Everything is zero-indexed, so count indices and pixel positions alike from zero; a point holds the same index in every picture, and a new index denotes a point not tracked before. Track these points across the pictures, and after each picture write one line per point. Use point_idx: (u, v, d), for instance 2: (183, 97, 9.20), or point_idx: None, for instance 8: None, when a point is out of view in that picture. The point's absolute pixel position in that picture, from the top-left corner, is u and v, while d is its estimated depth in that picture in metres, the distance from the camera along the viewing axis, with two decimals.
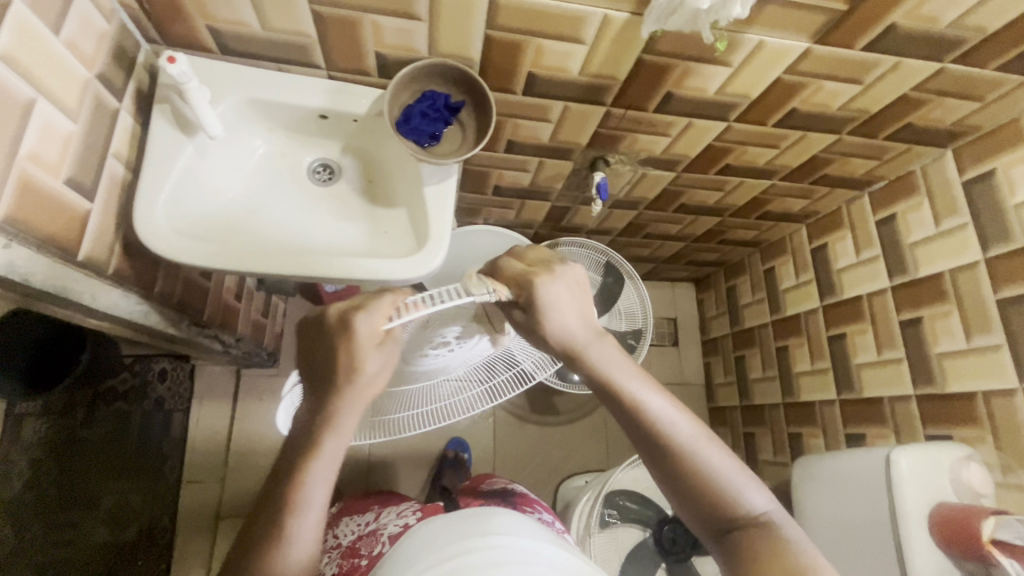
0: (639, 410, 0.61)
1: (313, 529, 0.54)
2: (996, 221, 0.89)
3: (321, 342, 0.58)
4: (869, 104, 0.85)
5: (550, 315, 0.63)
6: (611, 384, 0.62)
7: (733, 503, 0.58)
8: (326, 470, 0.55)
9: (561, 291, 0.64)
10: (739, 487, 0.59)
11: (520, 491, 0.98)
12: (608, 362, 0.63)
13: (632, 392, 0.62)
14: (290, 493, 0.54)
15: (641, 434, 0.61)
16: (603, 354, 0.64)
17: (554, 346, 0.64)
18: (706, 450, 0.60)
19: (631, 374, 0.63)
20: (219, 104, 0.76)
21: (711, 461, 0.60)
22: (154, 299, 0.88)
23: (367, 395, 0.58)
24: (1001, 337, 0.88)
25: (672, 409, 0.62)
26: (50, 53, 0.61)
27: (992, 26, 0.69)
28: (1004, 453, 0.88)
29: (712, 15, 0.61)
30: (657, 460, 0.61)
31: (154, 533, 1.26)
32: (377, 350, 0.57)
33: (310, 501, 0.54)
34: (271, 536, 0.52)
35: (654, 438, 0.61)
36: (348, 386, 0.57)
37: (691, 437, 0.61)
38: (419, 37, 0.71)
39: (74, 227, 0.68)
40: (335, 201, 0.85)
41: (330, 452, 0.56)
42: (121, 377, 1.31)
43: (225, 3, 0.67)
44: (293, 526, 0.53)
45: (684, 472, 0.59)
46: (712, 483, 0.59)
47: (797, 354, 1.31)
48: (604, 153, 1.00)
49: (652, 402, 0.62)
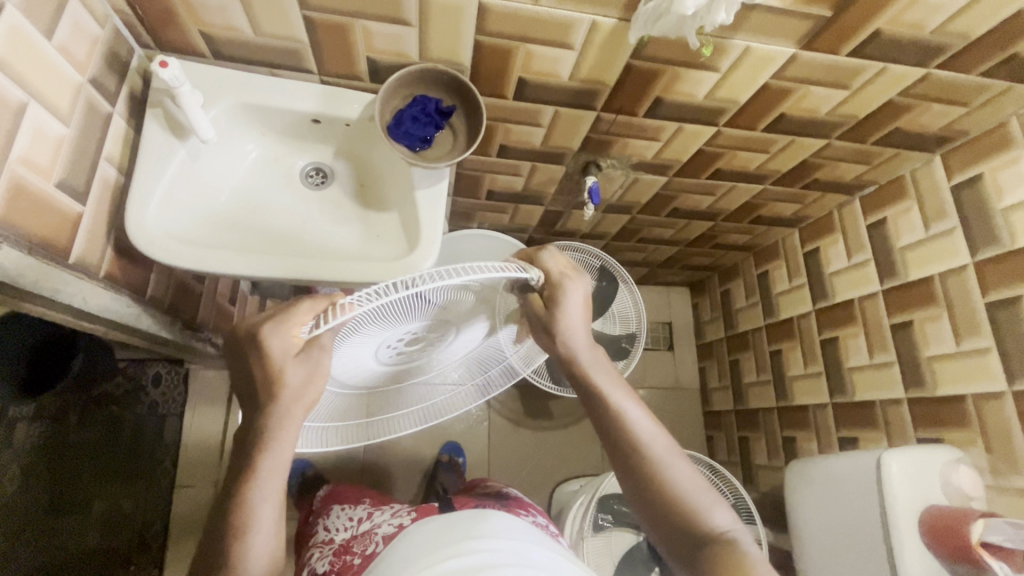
0: (618, 418, 0.64)
1: (266, 548, 0.55)
2: (984, 225, 0.90)
3: (249, 357, 0.57)
4: (856, 110, 0.86)
5: (569, 313, 0.65)
6: (597, 390, 0.66)
7: (696, 516, 0.58)
8: (272, 488, 0.56)
9: (582, 301, 0.66)
10: (704, 502, 0.59)
11: (515, 495, 0.98)
12: (599, 374, 0.67)
13: (614, 401, 0.65)
14: (238, 515, 0.54)
15: (615, 442, 0.64)
16: (596, 365, 0.67)
17: (558, 346, 0.67)
18: (675, 465, 0.62)
19: (615, 385, 0.67)
20: (211, 108, 0.76)
21: (676, 475, 0.61)
22: (146, 302, 0.88)
23: (298, 409, 0.57)
24: (990, 340, 0.89)
25: (650, 422, 0.65)
26: (42, 57, 0.62)
27: (975, 32, 0.70)
28: (993, 456, 0.88)
29: (697, 20, 0.62)
30: (626, 468, 0.63)
31: (147, 539, 1.26)
32: (295, 361, 0.56)
33: (262, 520, 0.55)
34: (227, 556, 0.53)
35: (626, 446, 0.63)
36: (279, 403, 0.56)
37: (663, 450, 0.62)
38: (410, 42, 0.72)
39: (65, 229, 0.68)
40: (328, 205, 0.86)
41: (273, 470, 0.56)
42: (115, 381, 1.31)
43: (217, 9, 0.67)
44: (247, 543, 0.54)
45: (649, 480, 0.61)
46: (676, 495, 0.60)
47: (791, 359, 1.31)
48: (595, 157, 1.00)
49: (631, 412, 0.65)
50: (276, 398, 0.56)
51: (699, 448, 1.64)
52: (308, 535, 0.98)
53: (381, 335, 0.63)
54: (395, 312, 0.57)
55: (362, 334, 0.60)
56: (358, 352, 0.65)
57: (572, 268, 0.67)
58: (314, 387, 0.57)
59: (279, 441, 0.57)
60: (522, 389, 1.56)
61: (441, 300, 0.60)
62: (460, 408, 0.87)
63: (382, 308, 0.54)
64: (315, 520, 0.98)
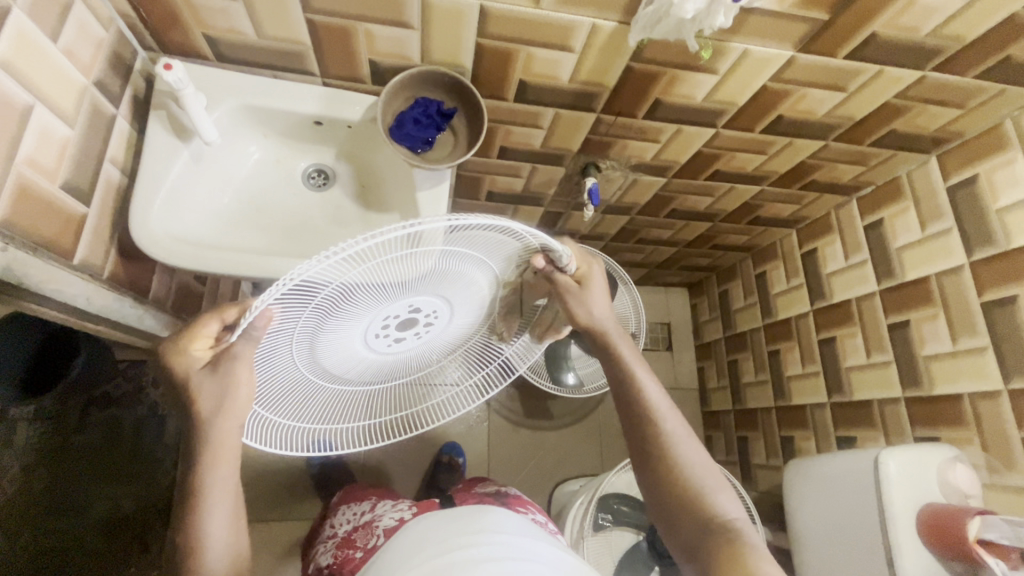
0: (640, 397, 0.65)
1: (223, 545, 0.58)
2: (979, 226, 0.91)
3: (176, 375, 0.57)
4: (853, 111, 0.87)
5: (592, 290, 0.66)
6: (623, 364, 0.67)
7: (702, 501, 0.59)
8: (219, 499, 0.58)
9: (603, 277, 0.67)
10: (711, 488, 0.60)
11: (515, 492, 0.98)
12: (625, 348, 0.68)
13: (638, 382, 0.66)
14: (191, 526, 0.57)
15: (633, 417, 0.65)
16: (623, 341, 0.68)
17: (581, 325, 0.67)
18: (690, 452, 0.62)
19: (641, 365, 0.68)
20: (214, 110, 0.77)
21: (688, 458, 0.62)
22: (150, 303, 0.89)
23: (228, 421, 0.57)
24: (986, 339, 0.90)
25: (670, 407, 0.65)
26: (48, 60, 0.63)
27: (970, 35, 0.71)
28: (990, 455, 0.89)
29: (697, 24, 0.63)
30: (640, 445, 0.64)
31: (147, 540, 1.27)
32: (208, 380, 0.55)
33: (209, 530, 0.57)
34: (186, 559, 0.57)
35: (643, 423, 0.64)
36: (209, 422, 0.56)
37: (679, 432, 0.63)
38: (412, 45, 0.73)
39: (70, 231, 0.69)
40: (329, 206, 0.86)
41: (218, 482, 0.58)
42: (115, 382, 1.31)
43: (220, 11, 0.68)
44: (203, 547, 0.57)
45: (661, 459, 0.62)
46: (686, 478, 0.61)
47: (789, 358, 1.32)
48: (595, 159, 1.01)
49: (651, 390, 0.66)
50: (200, 417, 0.56)
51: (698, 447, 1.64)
52: (317, 535, 0.99)
53: (365, 325, 0.62)
54: (376, 294, 0.57)
55: (343, 319, 0.58)
56: (344, 344, 0.64)
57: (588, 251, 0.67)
58: (241, 400, 0.56)
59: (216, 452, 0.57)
60: (522, 390, 1.57)
61: (433, 275, 0.59)
62: (458, 409, 0.86)
63: (370, 280, 0.53)
64: (324, 520, 1.00)
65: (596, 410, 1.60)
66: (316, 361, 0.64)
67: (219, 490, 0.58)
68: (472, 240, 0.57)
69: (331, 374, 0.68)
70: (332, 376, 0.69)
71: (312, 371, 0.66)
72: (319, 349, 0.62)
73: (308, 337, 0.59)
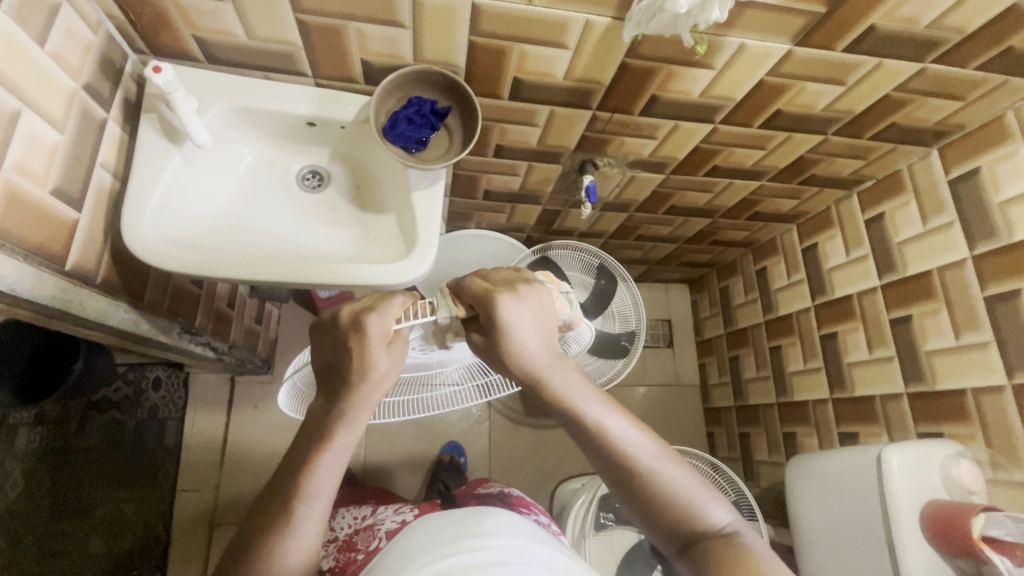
0: (599, 436, 0.57)
1: (308, 542, 0.52)
2: (982, 220, 0.90)
3: (343, 342, 0.57)
4: (852, 105, 0.86)
5: (514, 336, 0.58)
6: (571, 407, 0.58)
7: (693, 519, 0.55)
8: (327, 485, 0.53)
9: (525, 314, 0.59)
10: (699, 502, 0.55)
11: (517, 494, 0.96)
12: (570, 389, 0.58)
13: (592, 417, 0.57)
14: (289, 502, 0.52)
15: (601, 458, 0.57)
16: (564, 377, 0.59)
17: (516, 373, 0.60)
18: (670, 470, 0.56)
19: (590, 397, 0.58)
20: (205, 113, 0.76)
21: (670, 479, 0.56)
22: (144, 308, 0.88)
23: (375, 399, 0.57)
24: (990, 334, 0.89)
25: (634, 431, 0.58)
26: (35, 65, 0.62)
27: (971, 26, 0.70)
28: (994, 450, 0.88)
29: (691, 19, 0.62)
30: (616, 479, 0.57)
31: (148, 543, 1.26)
32: (384, 352, 0.57)
33: (306, 514, 0.52)
34: (269, 546, 0.50)
35: (611, 458, 0.57)
36: (355, 390, 0.56)
37: (651, 454, 0.57)
38: (404, 44, 0.72)
39: (62, 237, 0.68)
40: (324, 208, 0.86)
41: (335, 461, 0.54)
42: (115, 386, 1.32)
43: (210, 13, 0.67)
44: (289, 541, 0.51)
45: (641, 489, 0.56)
46: (676, 502, 0.55)
47: (791, 354, 1.31)
48: (592, 156, 1.00)
49: (608, 421, 0.58)
50: (355, 389, 0.56)
51: (701, 444, 1.63)
52: None
53: None
54: None
55: None
56: None
57: (501, 286, 0.60)
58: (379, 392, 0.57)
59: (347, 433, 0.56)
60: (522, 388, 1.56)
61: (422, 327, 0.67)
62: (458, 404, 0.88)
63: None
64: None
65: None
66: None
67: (329, 473, 0.54)
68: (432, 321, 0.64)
69: None
70: None
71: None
72: None
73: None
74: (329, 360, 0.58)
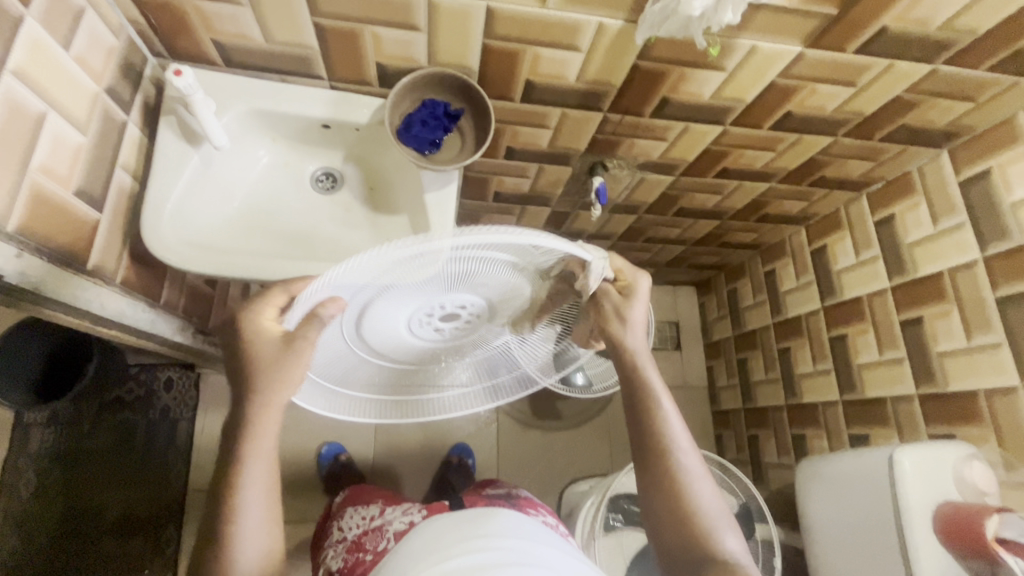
0: (656, 424, 0.64)
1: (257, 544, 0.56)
2: (993, 221, 0.90)
3: (236, 341, 0.59)
4: (865, 105, 0.86)
5: (629, 306, 0.65)
6: (646, 391, 0.66)
7: (708, 537, 0.59)
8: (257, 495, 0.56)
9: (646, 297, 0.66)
10: (719, 526, 0.59)
11: (524, 495, 0.95)
12: (652, 376, 0.66)
13: (660, 409, 0.65)
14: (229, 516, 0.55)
15: (648, 445, 0.64)
16: (650, 366, 0.67)
17: (614, 338, 0.66)
18: (700, 485, 0.61)
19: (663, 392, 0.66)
20: (223, 114, 0.77)
21: (699, 493, 0.61)
22: (160, 308, 0.90)
23: (284, 390, 0.59)
24: (1001, 335, 0.89)
25: (685, 438, 0.64)
26: (60, 69, 0.64)
27: (982, 28, 0.70)
28: (1008, 452, 0.87)
29: (705, 21, 0.63)
30: (651, 470, 0.63)
31: (159, 541, 1.27)
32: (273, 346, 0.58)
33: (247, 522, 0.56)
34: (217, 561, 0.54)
35: (657, 448, 0.63)
36: (259, 395, 0.58)
37: (692, 463, 0.63)
38: (419, 47, 0.73)
39: (83, 238, 0.69)
40: (338, 209, 0.86)
41: (261, 466, 0.57)
42: (126, 386, 1.32)
43: (229, 17, 0.68)
44: (235, 548, 0.55)
45: (673, 490, 0.61)
46: (696, 513, 0.60)
47: (800, 356, 1.31)
48: (602, 159, 1.01)
49: (670, 419, 0.65)
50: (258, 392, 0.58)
51: (709, 447, 1.63)
52: (325, 536, 0.99)
53: (414, 298, 0.60)
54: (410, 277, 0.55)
55: (392, 301, 0.59)
56: (392, 310, 0.61)
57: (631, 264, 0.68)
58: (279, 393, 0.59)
59: (263, 426, 0.58)
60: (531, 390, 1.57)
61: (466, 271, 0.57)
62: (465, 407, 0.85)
63: (416, 269, 0.53)
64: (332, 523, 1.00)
65: (607, 410, 1.59)
66: (360, 333, 0.64)
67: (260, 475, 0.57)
68: (517, 250, 0.54)
69: (365, 336, 0.65)
70: (366, 337, 0.66)
71: (356, 343, 0.66)
72: (367, 319, 0.62)
73: (357, 311, 0.59)
74: (234, 365, 0.59)
